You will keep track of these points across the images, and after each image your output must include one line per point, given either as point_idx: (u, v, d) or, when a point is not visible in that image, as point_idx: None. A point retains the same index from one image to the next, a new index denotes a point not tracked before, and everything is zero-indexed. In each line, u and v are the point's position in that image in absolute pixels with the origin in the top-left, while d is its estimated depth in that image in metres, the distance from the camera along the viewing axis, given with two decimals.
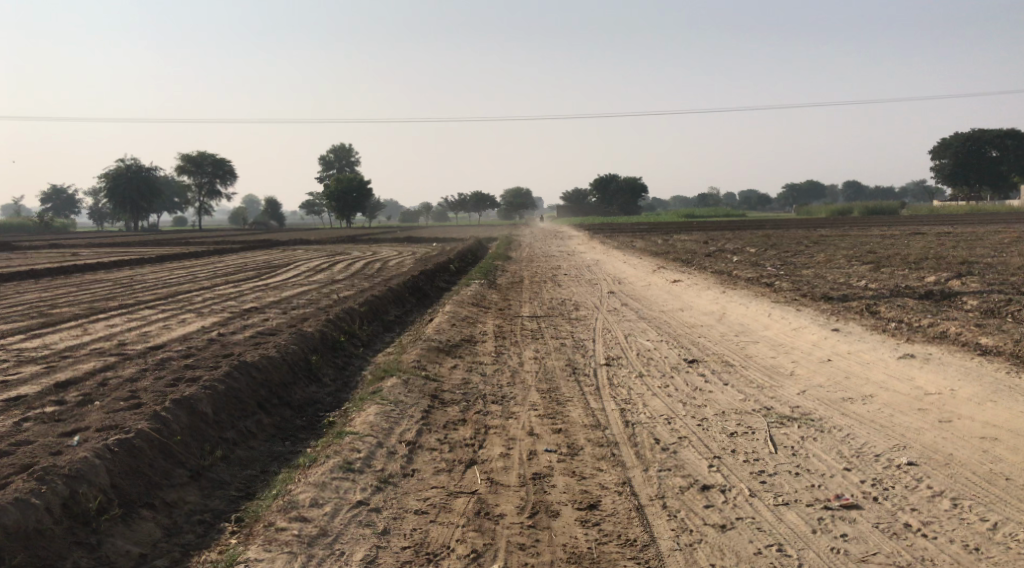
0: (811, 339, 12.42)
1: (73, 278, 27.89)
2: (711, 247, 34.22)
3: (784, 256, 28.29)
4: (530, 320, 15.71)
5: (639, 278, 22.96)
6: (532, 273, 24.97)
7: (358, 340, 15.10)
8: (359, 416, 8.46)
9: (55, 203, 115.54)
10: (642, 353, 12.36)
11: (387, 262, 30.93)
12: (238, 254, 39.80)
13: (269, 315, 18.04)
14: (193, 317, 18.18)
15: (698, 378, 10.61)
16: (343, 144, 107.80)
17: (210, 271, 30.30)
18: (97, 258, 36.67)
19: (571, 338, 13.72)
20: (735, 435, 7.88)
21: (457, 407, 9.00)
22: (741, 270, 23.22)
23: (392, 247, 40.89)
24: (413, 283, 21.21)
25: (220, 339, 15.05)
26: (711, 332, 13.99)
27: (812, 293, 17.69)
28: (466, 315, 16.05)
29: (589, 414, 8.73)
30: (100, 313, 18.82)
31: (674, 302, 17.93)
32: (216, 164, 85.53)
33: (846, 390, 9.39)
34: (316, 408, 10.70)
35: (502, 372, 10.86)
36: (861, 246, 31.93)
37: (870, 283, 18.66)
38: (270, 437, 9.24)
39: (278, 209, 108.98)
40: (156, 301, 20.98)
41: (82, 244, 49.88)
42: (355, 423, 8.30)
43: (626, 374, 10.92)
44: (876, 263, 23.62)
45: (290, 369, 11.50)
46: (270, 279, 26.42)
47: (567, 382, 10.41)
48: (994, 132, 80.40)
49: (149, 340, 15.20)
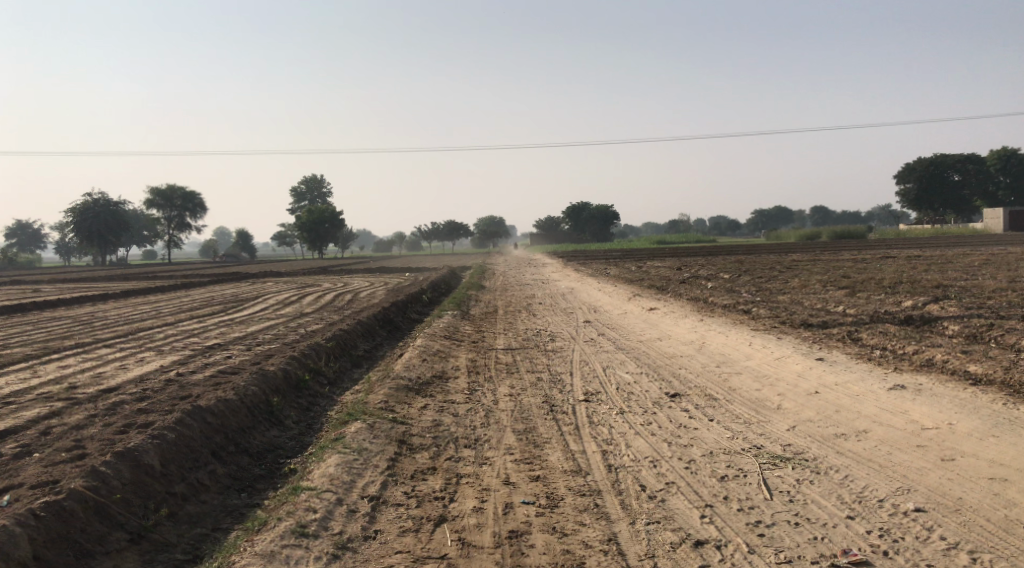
0: (796, 370, 11.92)
1: (30, 316, 26.97)
2: (685, 273, 33.83)
3: (760, 281, 27.95)
4: (504, 353, 15.13)
5: (615, 306, 22.46)
6: (506, 303, 24.45)
7: (324, 378, 14.43)
8: (318, 467, 7.80)
9: (20, 239, 113.60)
10: (621, 387, 11.80)
11: (358, 293, 30.29)
12: (206, 287, 38.94)
13: (231, 352, 17.34)
14: (152, 355, 17.44)
15: (681, 414, 10.06)
16: (314, 175, 106.94)
17: (174, 305, 29.45)
18: (59, 294, 35.71)
19: (547, 372, 13.14)
20: (726, 479, 7.33)
21: (426, 452, 8.38)
22: (717, 296, 22.85)
23: (365, 277, 40.14)
24: (383, 315, 20.59)
25: (178, 379, 14.34)
26: (691, 362, 13.48)
27: (792, 320, 17.27)
28: (438, 349, 15.44)
29: (568, 458, 8.13)
30: (54, 353, 18.02)
31: (651, 331, 17.42)
32: (185, 198, 84.54)
33: (838, 425, 8.86)
34: (277, 454, 10.04)
35: (475, 411, 10.24)
36: (835, 271, 31.69)
37: (848, 309, 18.28)
38: (224, 489, 8.58)
39: (248, 240, 107.81)
40: (115, 339, 20.20)
41: (46, 280, 48.77)
42: (313, 476, 7.65)
43: (606, 411, 10.33)
44: (852, 288, 23.33)
45: (249, 413, 10.84)
46: (236, 313, 25.68)
47: (544, 421, 9.82)
48: (955, 157, 81.26)
49: (102, 382, 14.45)
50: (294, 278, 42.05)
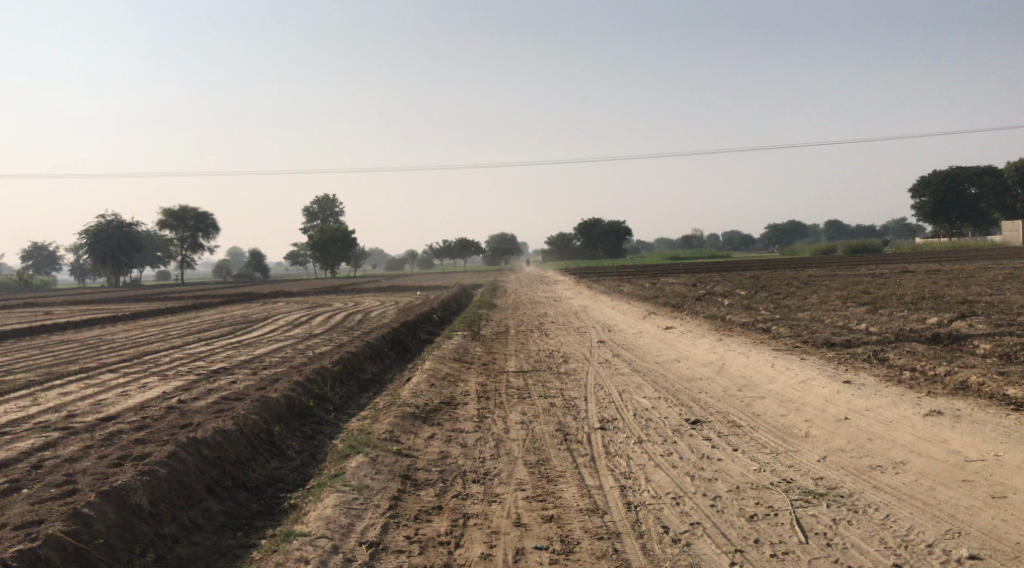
0: (823, 394, 11.33)
1: (38, 340, 26.60)
2: (700, 290, 33.21)
3: (777, 298, 27.32)
4: (515, 376, 14.59)
5: (629, 326, 21.89)
6: (517, 322, 23.90)
7: (330, 405, 13.91)
8: (315, 509, 7.29)
9: (36, 260, 113.95)
10: (639, 413, 11.23)
11: (369, 312, 29.84)
12: (217, 308, 38.58)
13: (237, 377, 16.85)
14: (156, 381, 16.98)
15: (704, 444, 9.48)
16: (326, 194, 107.02)
17: (183, 328, 29.01)
18: (70, 316, 35.42)
19: (561, 397, 12.59)
20: (756, 519, 6.78)
21: (432, 489, 7.84)
22: (734, 314, 22.23)
23: (376, 297, 39.72)
24: (393, 336, 20.09)
25: (179, 407, 13.83)
26: (712, 386, 12.90)
27: (813, 339, 16.67)
28: (447, 373, 14.91)
29: (584, 495, 7.58)
30: (58, 379, 17.59)
31: (667, 352, 16.84)
32: (198, 218, 84.70)
33: (873, 455, 8.28)
34: (277, 488, 9.52)
35: (484, 442, 9.70)
36: (853, 286, 31.02)
37: (871, 327, 17.66)
38: (219, 528, 8.03)
39: (261, 260, 107.71)
40: (120, 364, 19.76)
41: (59, 301, 48.60)
42: (308, 519, 7.12)
43: (623, 440, 9.78)
44: (874, 304, 22.68)
45: (248, 444, 10.33)
46: (244, 335, 25.21)
47: (558, 452, 9.26)
48: (971, 169, 80.54)
49: (102, 410, 13.96)
50: (305, 298, 41.63)
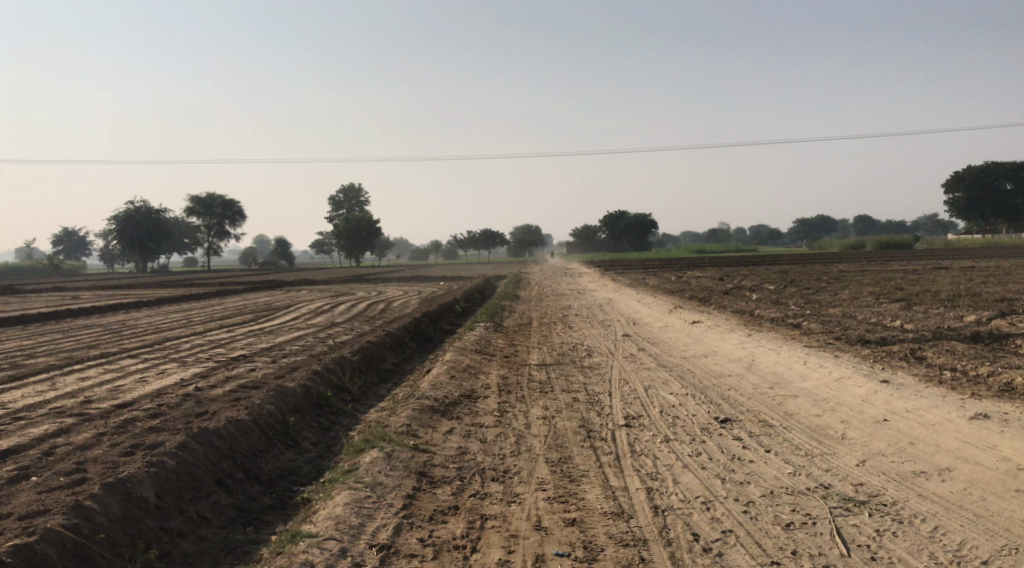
0: (858, 393, 10.85)
1: (61, 324, 26.51)
2: (726, 284, 32.69)
3: (806, 293, 26.76)
4: (538, 369, 14.20)
5: (656, 319, 21.46)
6: (541, 314, 23.51)
7: (348, 395, 13.60)
8: (325, 507, 6.95)
9: (66, 245, 114.90)
10: (666, 410, 10.81)
11: (392, 302, 29.53)
12: (240, 295, 38.43)
13: (256, 365, 16.58)
14: (175, 367, 16.74)
15: (734, 444, 9.07)
16: (352, 183, 107.15)
17: (206, 314, 28.89)
18: (94, 301, 35.38)
19: (585, 392, 12.20)
20: (793, 528, 6.37)
21: (448, 488, 7.48)
22: (763, 309, 21.72)
23: (400, 286, 39.40)
24: (415, 325, 19.77)
25: (196, 395, 13.57)
26: (742, 383, 12.47)
27: (846, 336, 16.18)
28: (469, 365, 14.54)
29: (608, 497, 7.18)
30: (77, 364, 17.39)
31: (695, 346, 16.39)
32: (226, 206, 84.87)
33: (915, 461, 7.83)
34: (290, 482, 9.21)
35: (505, 437, 9.34)
36: (884, 282, 30.37)
37: (906, 324, 17.13)
38: (228, 522, 7.73)
39: (287, 248, 107.93)
40: (140, 349, 19.56)
41: (86, 286, 48.79)
42: (317, 519, 6.78)
43: (649, 439, 9.37)
44: (907, 301, 22.07)
45: (262, 435, 10.02)
46: (266, 323, 24.98)
47: (581, 450, 8.87)
48: (1007, 164, 78.81)
49: (118, 396, 13.74)
50: (328, 287, 41.50)
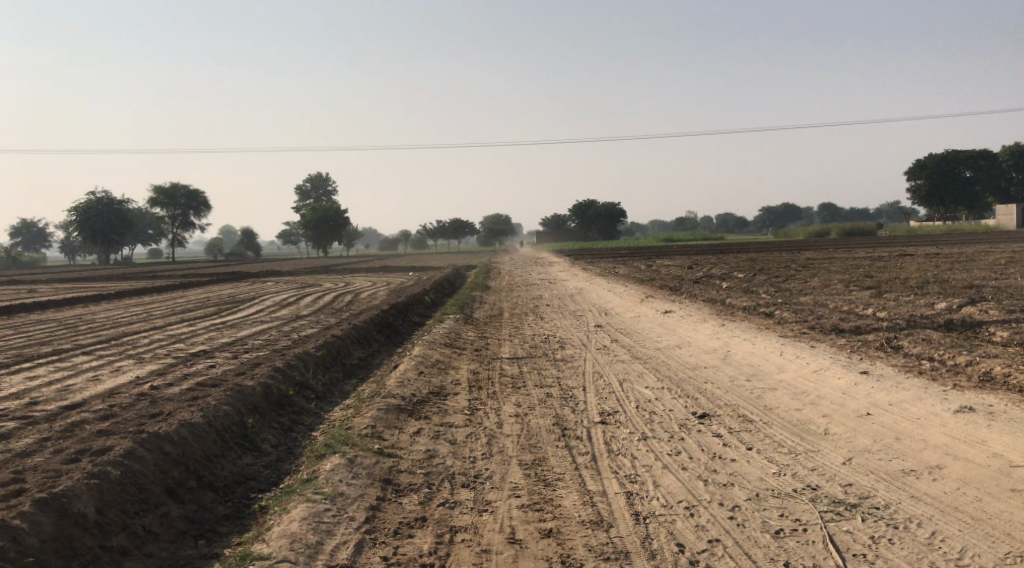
0: (839, 386, 10.51)
1: (15, 320, 25.68)
2: (696, 272, 32.42)
3: (777, 281, 26.54)
4: (509, 363, 13.76)
5: (627, 309, 21.10)
6: (511, 305, 23.09)
7: (312, 393, 13.08)
8: (280, 522, 6.46)
9: (26, 237, 112.54)
10: (642, 406, 10.42)
11: (359, 293, 28.93)
12: (203, 287, 37.59)
13: (216, 361, 15.99)
14: (131, 365, 16.12)
15: (714, 442, 8.71)
16: (318, 173, 105.89)
17: (167, 306, 28.15)
18: (52, 295, 34.42)
19: (559, 386, 11.77)
20: (782, 536, 6.05)
21: (415, 496, 7.02)
22: (735, 298, 21.45)
23: (368, 277, 38.71)
24: (382, 318, 19.26)
25: (150, 394, 12.97)
26: (719, 375, 12.13)
27: (821, 325, 15.89)
28: (438, 360, 14.06)
29: (586, 503, 6.78)
30: (28, 362, 16.71)
31: (668, 337, 16.02)
32: (189, 196, 83.35)
33: (904, 458, 7.47)
34: (247, 489, 8.71)
35: (475, 438, 8.88)
36: (853, 269, 30.25)
37: (881, 312, 16.88)
38: (178, 536, 7.46)
39: (253, 239, 106.44)
40: (96, 345, 18.88)
41: (44, 278, 47.59)
42: (271, 537, 6.30)
43: (626, 437, 8.96)
44: (878, 289, 21.89)
45: (217, 438, 9.50)
46: (228, 316, 24.34)
47: (555, 450, 8.46)
48: (966, 153, 79.52)
49: (68, 397, 13.14)
50: (294, 277, 40.72)
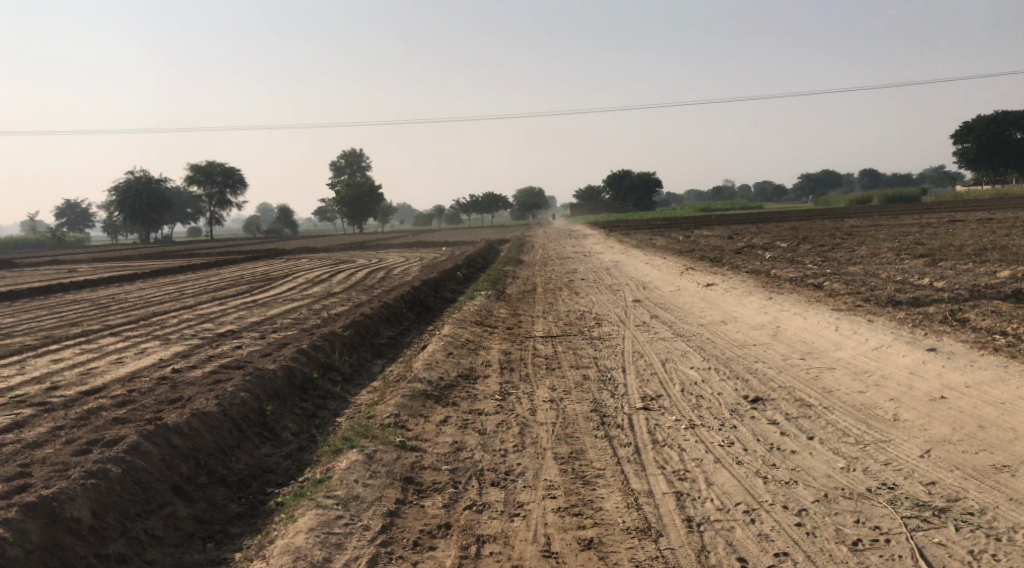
0: (904, 365, 9.62)
1: (48, 300, 25.38)
2: (737, 242, 31.38)
3: (823, 251, 25.47)
4: (543, 342, 13.02)
5: (667, 283, 20.23)
6: (547, 279, 22.32)
7: (337, 375, 12.42)
8: (284, 537, 5.88)
9: (69, 217, 113.72)
10: (688, 389, 9.61)
11: (392, 270, 28.33)
12: (239, 265, 37.25)
13: (242, 341, 15.40)
14: (156, 346, 15.61)
15: (771, 430, 7.92)
16: (352, 149, 105.53)
17: (200, 285, 27.77)
18: (89, 274, 34.26)
19: (596, 367, 11.01)
20: (863, 550, 5.54)
21: (439, 497, 6.41)
22: (780, 269, 20.46)
23: (401, 253, 38.15)
24: (413, 294, 18.59)
25: (170, 379, 12.37)
26: (769, 353, 11.28)
27: (876, 296, 14.93)
28: (468, 340, 13.32)
29: (630, 506, 6.17)
30: (54, 344, 16.25)
31: (712, 312, 15.16)
32: (225, 173, 83.33)
33: (993, 450, 6.62)
34: (263, 484, 8.06)
35: (507, 428, 8.15)
36: (902, 237, 29.05)
37: (938, 282, 15.88)
38: (184, 539, 6.87)
39: (290, 216, 106.43)
40: (125, 326, 18.41)
41: (84, 258, 47.56)
42: (272, 554, 5.73)
43: (671, 425, 8.20)
44: (933, 257, 20.72)
45: (232, 429, 8.83)
46: (260, 294, 23.84)
47: (595, 441, 7.74)
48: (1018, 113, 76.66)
49: (88, 381, 12.62)
50: (330, 254, 40.24)
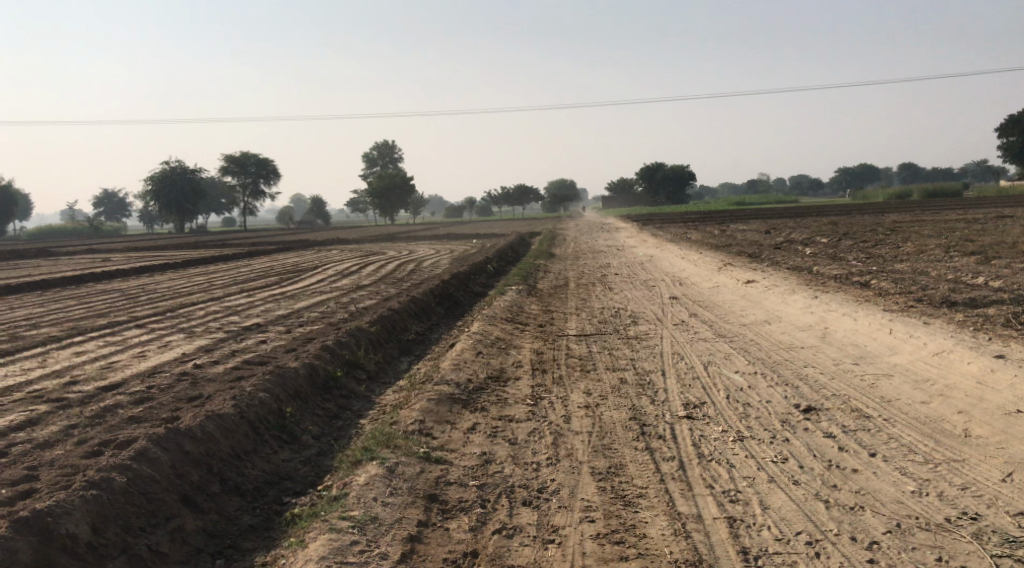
0: (970, 374, 8.91)
1: (77, 289, 25.12)
2: (775, 237, 30.56)
3: (866, 247, 24.56)
4: (577, 341, 12.41)
5: (704, 279, 19.52)
6: (580, 274, 21.69)
7: (362, 374, 11.88)
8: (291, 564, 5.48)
9: (107, 207, 114.69)
10: (734, 396, 8.96)
11: (422, 262, 27.82)
12: (270, 256, 36.91)
13: (267, 336, 14.93)
14: (181, 339, 15.17)
15: (827, 443, 7.30)
16: (385, 140, 105.35)
17: (230, 276, 27.39)
18: (120, 264, 34.07)
19: (634, 370, 10.37)
20: None
21: (466, 519, 6.04)
22: (822, 266, 19.68)
23: (431, 245, 37.60)
24: (442, 288, 18.04)
25: (190, 375, 11.90)
26: (819, 357, 10.59)
27: (929, 296, 14.15)
28: (499, 338, 12.75)
29: (676, 533, 5.77)
30: (78, 335, 15.87)
31: (754, 311, 14.48)
32: (259, 164, 83.38)
33: None
34: (279, 492, 7.53)
35: (540, 436, 7.60)
36: (949, 233, 28.06)
37: (994, 281, 15.05)
38: (192, 555, 6.40)
39: (323, 206, 106.35)
40: (150, 317, 18.04)
41: (116, 247, 47.53)
42: None
43: (717, 436, 7.59)
44: (984, 255, 19.84)
45: (249, 431, 8.31)
46: (289, 286, 23.42)
47: (635, 453, 7.17)
48: None
49: (108, 375, 12.17)
50: (360, 246, 39.79)
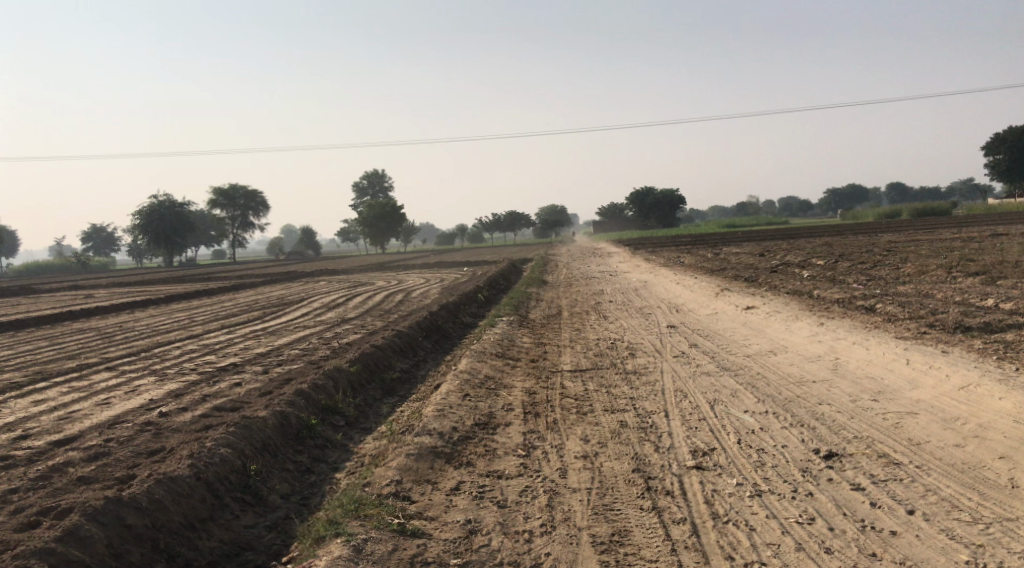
0: (1005, 412, 8.08)
1: (51, 329, 24.06)
2: (771, 260, 29.79)
3: (866, 269, 23.77)
4: (571, 379, 11.55)
5: (702, 306, 18.66)
6: (573, 303, 20.84)
7: (340, 420, 10.97)
8: None
9: (95, 242, 113.39)
10: (746, 441, 8.10)
11: (411, 292, 26.90)
12: (256, 289, 35.90)
13: (242, 377, 14.00)
14: (152, 383, 14.23)
15: (853, 495, 6.54)
16: (376, 170, 104.53)
17: (211, 312, 26.39)
18: (99, 301, 32.93)
19: (634, 411, 9.50)
20: None
21: None
22: (824, 290, 18.89)
23: (421, 274, 36.69)
24: (429, 320, 17.15)
25: (155, 424, 10.97)
26: (835, 392, 9.75)
27: (941, 321, 13.33)
28: (487, 377, 11.87)
29: None
30: (43, 381, 14.89)
31: (757, 341, 13.64)
32: (248, 197, 82.57)
33: None
34: None
35: (534, 494, 6.80)
36: (949, 252, 27.34)
37: (1008, 304, 14.27)
38: None
39: (312, 236, 105.26)
40: (122, 359, 17.06)
41: (99, 283, 46.35)
42: None
43: (729, 490, 6.78)
44: (992, 275, 19.05)
45: (207, 496, 7.45)
46: (271, 322, 22.43)
47: (639, 512, 6.38)
48: None
49: (66, 427, 11.21)
50: (348, 277, 38.83)
